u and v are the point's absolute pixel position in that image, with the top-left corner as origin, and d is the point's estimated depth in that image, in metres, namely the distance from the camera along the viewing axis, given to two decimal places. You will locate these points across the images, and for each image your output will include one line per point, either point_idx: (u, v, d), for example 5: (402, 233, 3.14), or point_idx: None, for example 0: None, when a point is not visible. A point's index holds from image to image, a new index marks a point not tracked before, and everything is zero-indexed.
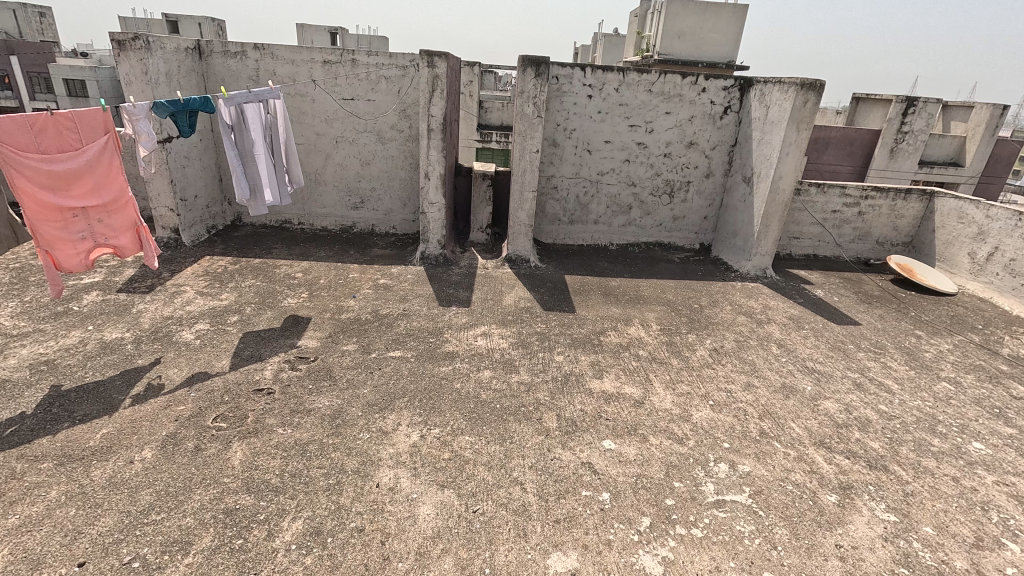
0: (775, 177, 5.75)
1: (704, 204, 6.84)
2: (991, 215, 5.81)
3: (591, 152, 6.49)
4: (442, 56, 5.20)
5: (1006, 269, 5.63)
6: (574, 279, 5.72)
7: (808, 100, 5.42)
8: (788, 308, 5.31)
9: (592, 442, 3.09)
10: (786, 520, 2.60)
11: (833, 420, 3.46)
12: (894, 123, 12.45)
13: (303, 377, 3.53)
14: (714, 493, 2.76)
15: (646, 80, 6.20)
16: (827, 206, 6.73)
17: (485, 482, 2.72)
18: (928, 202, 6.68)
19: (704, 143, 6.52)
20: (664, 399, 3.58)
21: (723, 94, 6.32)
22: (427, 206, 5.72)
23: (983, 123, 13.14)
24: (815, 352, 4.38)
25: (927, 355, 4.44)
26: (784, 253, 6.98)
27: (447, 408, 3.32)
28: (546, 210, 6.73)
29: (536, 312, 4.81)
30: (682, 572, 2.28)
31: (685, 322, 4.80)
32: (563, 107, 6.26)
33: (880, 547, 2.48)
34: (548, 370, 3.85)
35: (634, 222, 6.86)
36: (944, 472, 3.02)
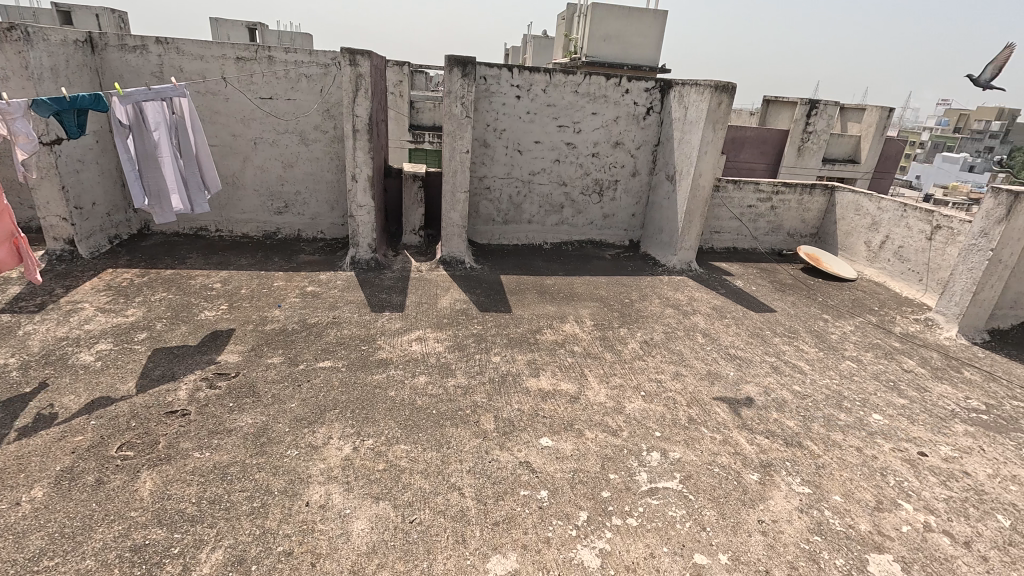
0: (696, 175, 6.05)
1: (632, 201, 7.09)
2: (882, 207, 6.42)
3: (522, 152, 6.53)
4: (365, 54, 5.04)
5: (896, 255, 6.25)
6: (509, 279, 5.74)
7: (722, 102, 5.76)
8: (711, 298, 5.60)
9: (530, 441, 3.11)
10: (714, 502, 2.73)
11: (754, 403, 3.69)
12: (801, 123, 13.49)
13: (222, 395, 3.29)
14: (648, 481, 2.85)
15: (572, 81, 6.33)
16: (743, 202, 7.18)
17: (422, 490, 2.66)
18: (830, 196, 7.29)
19: (630, 142, 6.75)
20: (599, 393, 3.67)
21: (646, 96, 6.57)
22: (355, 209, 5.53)
23: (874, 124, 14.52)
24: (737, 339, 4.65)
25: (833, 337, 4.84)
26: (707, 247, 7.37)
27: (382, 417, 3.22)
28: (480, 210, 6.71)
29: (471, 314, 4.78)
30: (619, 562, 2.34)
31: (617, 317, 4.94)
32: (492, 107, 6.26)
33: (797, 518, 2.66)
34: (484, 371, 3.83)
35: (567, 221, 6.99)
36: (850, 443, 3.29)
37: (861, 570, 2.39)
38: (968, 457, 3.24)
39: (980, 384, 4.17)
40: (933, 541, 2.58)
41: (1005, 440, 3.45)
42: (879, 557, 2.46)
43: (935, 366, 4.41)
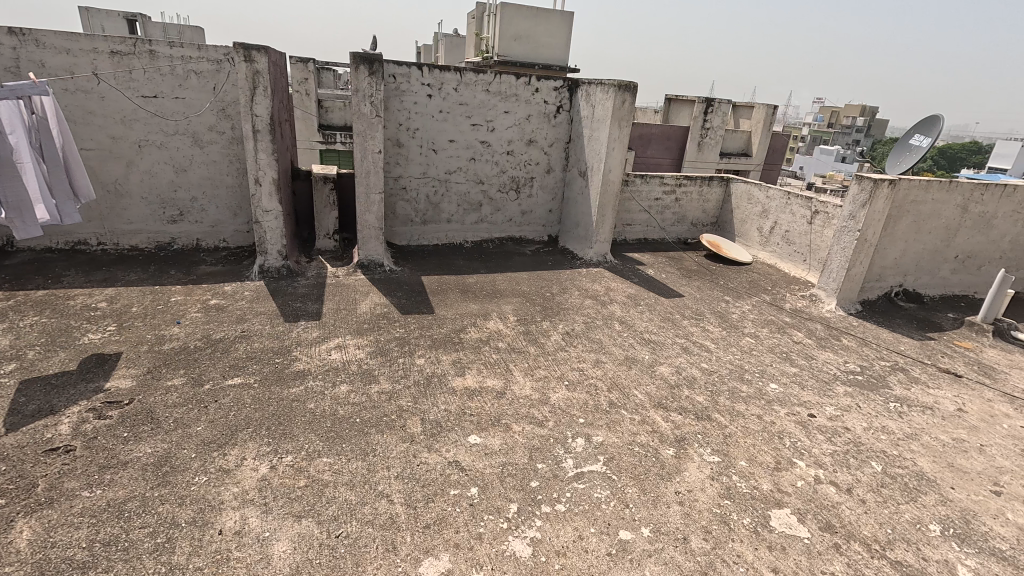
0: (606, 171, 6.32)
1: (548, 197, 7.27)
2: (770, 196, 7.08)
3: (436, 151, 6.47)
4: (261, 50, 4.74)
5: (783, 239, 6.91)
6: (431, 279, 5.68)
7: (626, 100, 6.06)
8: (626, 288, 5.89)
9: (458, 439, 3.11)
10: (635, 479, 2.88)
11: (667, 382, 3.93)
12: (699, 121, 14.52)
13: (114, 425, 2.97)
14: (574, 467, 2.95)
15: (482, 80, 6.36)
16: (650, 195, 7.61)
17: (347, 503, 2.57)
18: (726, 187, 7.91)
19: (542, 140, 6.92)
20: (524, 386, 3.74)
21: (555, 95, 6.77)
22: (261, 215, 5.21)
23: (762, 120, 15.90)
24: (650, 325, 4.93)
25: (734, 316, 5.27)
26: (620, 239, 7.73)
27: (301, 431, 3.07)
28: (397, 212, 6.56)
29: (393, 317, 4.68)
30: (550, 548, 2.41)
31: (539, 311, 5.05)
32: (403, 106, 6.13)
33: (709, 485, 2.88)
34: (409, 374, 3.77)
35: (486, 219, 7.03)
36: (752, 412, 3.61)
37: (765, 525, 2.63)
38: (847, 415, 3.67)
39: (855, 349, 4.74)
40: (822, 491, 2.90)
41: (876, 396, 3.95)
42: (779, 511, 2.73)
43: (819, 336, 4.95)
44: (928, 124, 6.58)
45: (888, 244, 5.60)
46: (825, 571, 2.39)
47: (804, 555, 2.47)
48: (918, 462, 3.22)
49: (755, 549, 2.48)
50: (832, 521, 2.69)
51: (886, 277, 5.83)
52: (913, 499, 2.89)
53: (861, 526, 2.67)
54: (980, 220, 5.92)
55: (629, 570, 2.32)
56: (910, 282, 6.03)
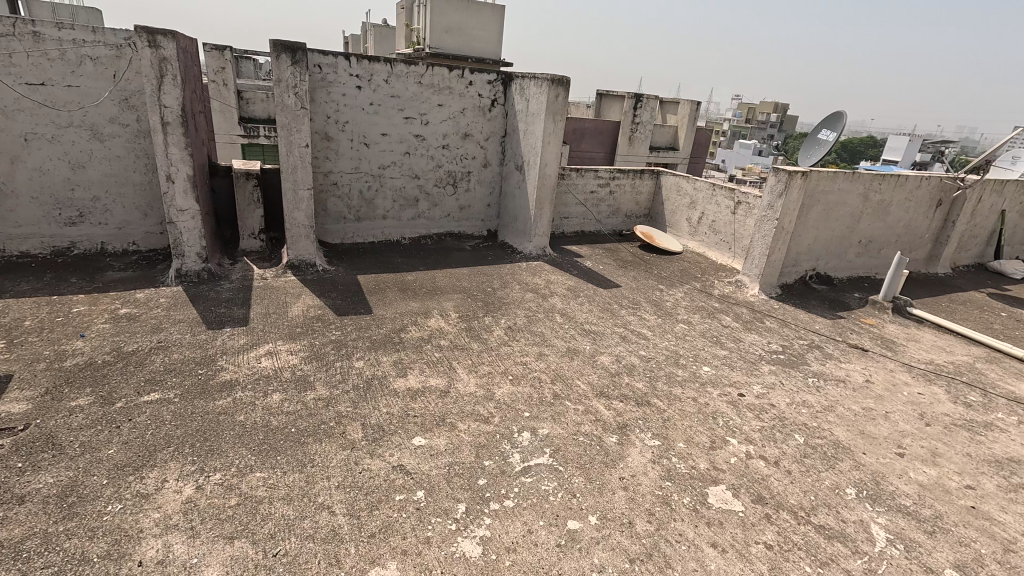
0: (542, 164, 6.39)
1: (486, 191, 7.24)
2: (697, 188, 7.43)
3: (369, 145, 6.24)
4: (168, 35, 4.35)
5: (710, 228, 7.27)
6: (367, 278, 5.48)
7: (559, 94, 6.16)
8: (566, 280, 5.98)
9: (401, 442, 3.02)
10: (581, 469, 2.93)
11: (608, 370, 4.04)
12: (629, 116, 15.07)
13: (5, 455, 2.63)
14: (521, 461, 2.96)
15: (414, 72, 6.20)
16: (586, 188, 7.76)
17: (285, 518, 2.43)
18: (657, 179, 8.22)
19: (478, 134, 6.86)
20: (468, 384, 3.70)
21: (489, 88, 6.73)
22: (175, 214, 4.80)
23: (687, 115, 16.63)
24: (590, 315, 5.03)
25: (668, 304, 5.48)
26: (558, 232, 7.82)
27: (230, 446, 2.86)
28: (328, 209, 6.25)
29: (328, 319, 4.47)
30: (500, 545, 2.39)
31: (481, 306, 5.02)
32: (331, 98, 5.85)
33: (650, 468, 2.98)
34: (347, 379, 3.62)
35: (423, 214, 6.89)
36: (687, 395, 3.77)
37: (703, 503, 2.75)
38: (772, 392, 3.93)
39: (776, 330, 5.07)
40: (753, 466, 3.07)
41: (796, 372, 4.26)
42: (715, 488, 2.87)
43: (745, 320, 5.26)
44: (833, 120, 7.14)
45: (802, 231, 6.04)
46: (758, 541, 2.54)
47: (740, 527, 2.61)
48: (835, 432, 3.49)
49: (696, 526, 2.59)
50: (763, 494, 2.86)
51: (800, 262, 6.29)
52: (832, 467, 3.14)
53: (787, 496, 2.86)
54: (879, 208, 6.51)
55: (579, 559, 2.35)
56: (822, 266, 6.54)
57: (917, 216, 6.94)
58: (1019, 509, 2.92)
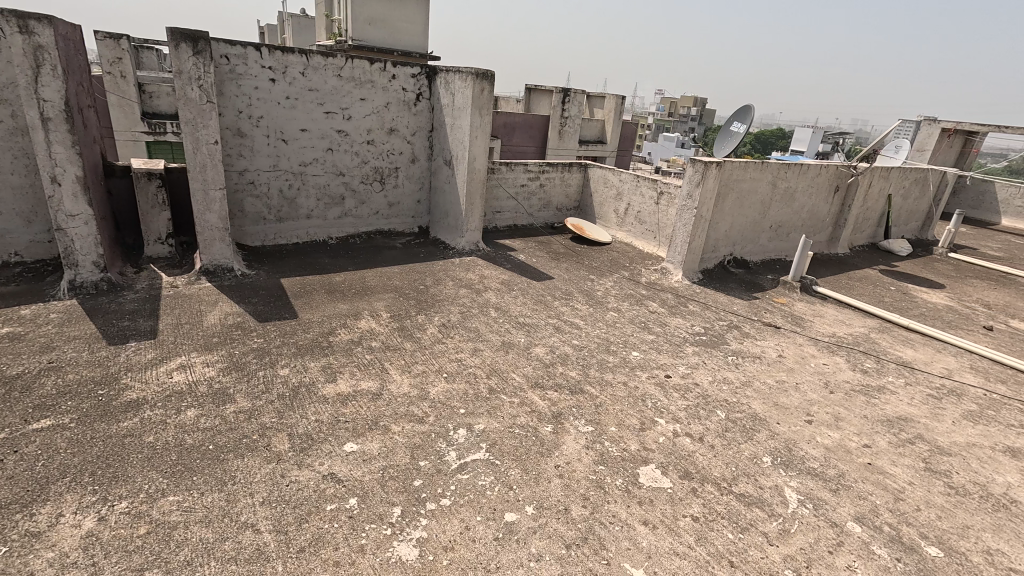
0: (471, 159, 6.36)
1: (415, 188, 7.11)
2: (623, 180, 7.68)
3: (287, 141, 5.92)
4: (43, 20, 3.90)
5: (636, 218, 7.54)
6: (292, 281, 5.22)
7: (484, 89, 6.14)
8: (499, 274, 5.99)
9: (331, 450, 2.91)
10: (517, 461, 2.95)
11: (543, 361, 4.09)
12: (558, 110, 15.30)
13: None
14: (457, 459, 2.94)
15: (333, 65, 5.95)
16: (516, 182, 7.80)
17: (203, 542, 2.27)
18: (585, 172, 8.42)
19: (404, 128, 6.71)
20: (402, 385, 3.61)
21: (413, 82, 6.59)
22: (64, 220, 4.34)
23: (614, 110, 17.05)
24: (524, 308, 5.08)
25: (599, 294, 5.63)
26: (491, 227, 7.82)
27: (138, 471, 2.63)
28: (245, 209, 5.88)
29: (249, 327, 4.21)
30: (437, 545, 2.36)
31: (413, 305, 4.92)
32: (242, 92, 5.49)
33: (584, 454, 3.06)
34: (271, 389, 3.42)
35: (350, 212, 6.66)
36: (618, 380, 3.91)
37: (635, 483, 2.86)
38: (696, 371, 4.15)
39: (699, 313, 5.35)
40: (680, 444, 3.23)
41: (718, 352, 4.52)
42: (646, 468, 2.99)
43: (670, 305, 5.51)
44: (742, 113, 7.61)
45: (719, 219, 6.40)
46: (686, 514, 2.67)
47: (668, 503, 2.73)
48: (752, 405, 3.74)
49: (628, 507, 2.68)
50: (689, 469, 3.01)
51: (719, 248, 6.67)
52: (750, 438, 3.35)
53: (711, 469, 3.03)
54: (786, 194, 7.03)
55: (516, 550, 2.37)
56: (738, 251, 6.97)
57: (818, 202, 7.56)
58: (907, 462, 3.27)
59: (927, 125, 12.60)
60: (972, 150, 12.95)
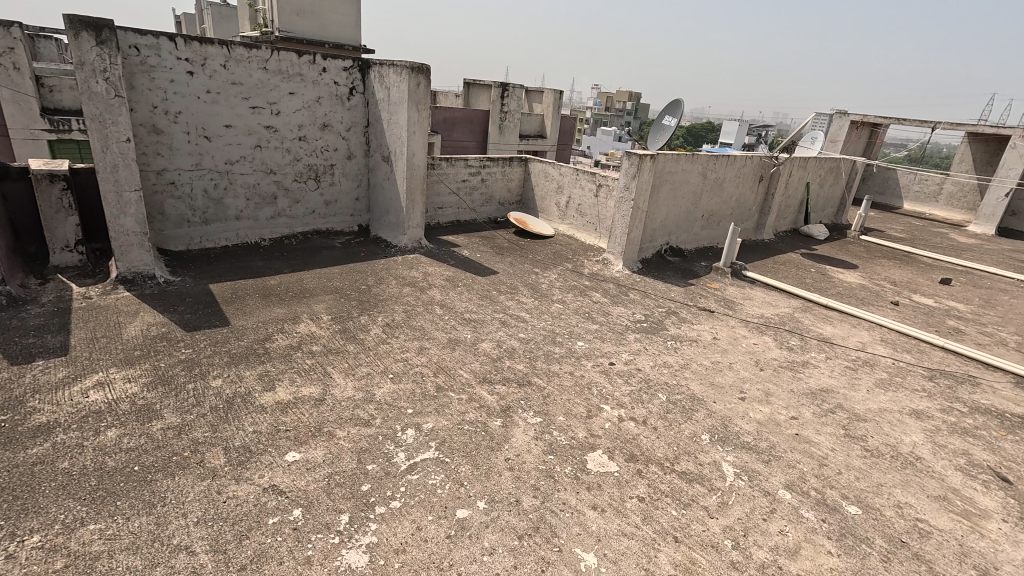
0: (410, 155, 6.24)
1: (353, 185, 6.90)
2: (563, 173, 7.79)
3: (210, 138, 5.57)
4: None
5: (577, 211, 7.68)
6: (222, 287, 4.93)
7: (420, 83, 6.03)
8: (443, 271, 5.93)
9: (271, 461, 2.78)
10: (467, 457, 2.95)
11: (490, 356, 4.10)
12: (497, 105, 15.24)
13: None
14: (406, 460, 2.89)
15: (257, 57, 5.64)
16: (457, 177, 7.73)
17: (132, 570, 2.11)
18: (526, 166, 8.47)
19: (338, 124, 6.48)
20: (346, 388, 3.51)
21: (345, 76, 6.37)
22: None
23: (550, 104, 17.35)
24: (470, 304, 5.06)
25: (543, 286, 5.70)
26: (433, 223, 7.72)
27: (51, 501, 2.40)
28: (166, 211, 5.48)
29: (175, 337, 3.94)
30: (388, 548, 2.32)
31: (355, 306, 4.79)
32: (155, 85, 5.11)
33: (534, 446, 3.09)
34: (203, 401, 3.23)
35: (284, 212, 6.37)
36: (564, 370, 3.98)
37: (583, 469, 2.93)
38: (639, 357, 4.29)
39: (639, 301, 5.54)
40: (625, 428, 3.33)
41: (658, 338, 4.69)
42: (593, 454, 3.06)
43: (612, 294, 5.66)
44: (673, 107, 7.91)
45: (655, 209, 6.65)
46: (632, 496, 2.77)
47: (616, 486, 2.82)
48: (691, 386, 3.92)
49: (577, 493, 2.75)
50: (634, 452, 3.12)
51: (656, 237, 6.93)
52: (689, 417, 3.52)
53: (654, 450, 3.15)
54: (716, 184, 7.38)
55: (469, 546, 2.36)
56: (674, 240, 7.27)
57: (745, 191, 7.99)
58: (829, 430, 3.54)
59: (839, 118, 13.62)
60: (877, 141, 14.16)
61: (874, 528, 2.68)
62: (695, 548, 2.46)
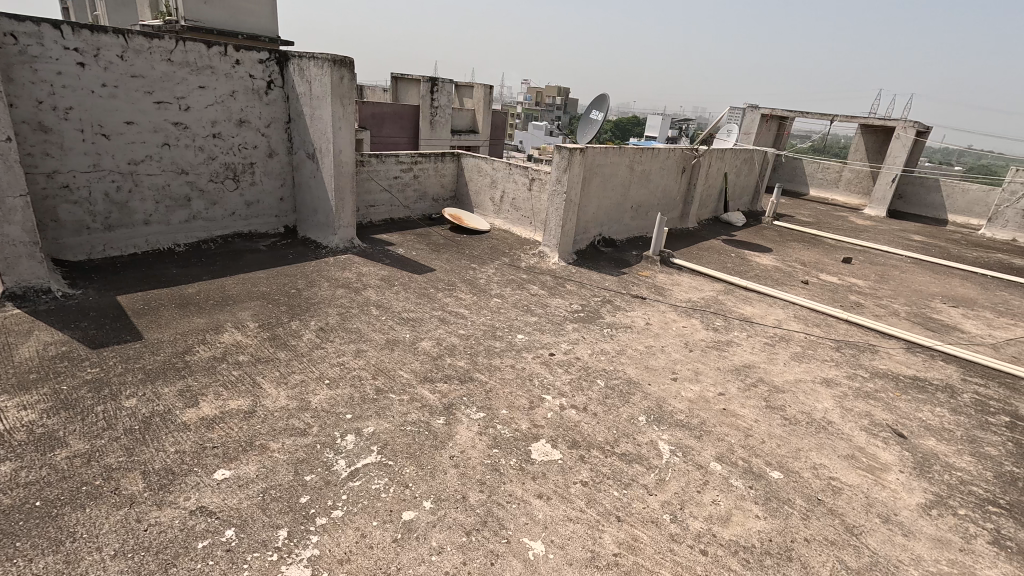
0: (336, 152, 6.01)
1: (276, 184, 6.56)
2: (496, 168, 7.81)
3: (110, 137, 5.09)
4: None
5: (511, 205, 7.73)
6: (131, 298, 4.53)
7: (344, 77, 5.81)
8: (378, 270, 5.78)
9: (198, 482, 2.60)
10: (411, 458, 2.90)
11: (430, 355, 4.05)
12: (427, 100, 15.05)
13: None
14: (347, 466, 2.80)
15: (160, 48, 5.21)
16: (388, 174, 7.54)
17: None
18: (459, 162, 8.41)
19: (256, 120, 6.13)
20: (278, 398, 3.33)
21: (261, 69, 6.02)
22: None
23: (481, 99, 17.29)
24: (407, 303, 4.96)
25: (482, 282, 5.70)
26: (365, 222, 7.49)
27: None
28: (61, 217, 4.95)
29: (78, 356, 3.58)
30: (332, 559, 2.24)
31: (284, 311, 4.57)
32: (40, 78, 4.58)
33: (478, 441, 3.09)
34: (116, 424, 2.96)
35: (200, 215, 5.95)
36: (505, 363, 4.02)
37: (528, 460, 2.97)
38: (577, 346, 4.39)
39: (575, 292, 5.68)
40: (567, 416, 3.41)
41: (595, 326, 4.83)
42: (537, 444, 3.11)
43: (549, 286, 5.77)
44: (600, 102, 8.13)
45: (586, 202, 6.82)
46: (576, 481, 2.84)
47: (560, 473, 2.89)
48: (627, 371, 4.08)
49: (523, 484, 2.78)
50: (576, 438, 3.20)
51: (589, 228, 7.11)
52: (627, 401, 3.66)
53: (595, 435, 3.24)
54: (642, 176, 7.68)
55: (417, 548, 2.33)
56: (606, 231, 7.50)
57: (669, 182, 8.38)
58: (752, 402, 3.81)
59: (751, 112, 14.57)
60: (785, 133, 15.30)
61: (794, 490, 2.92)
62: (637, 526, 2.57)
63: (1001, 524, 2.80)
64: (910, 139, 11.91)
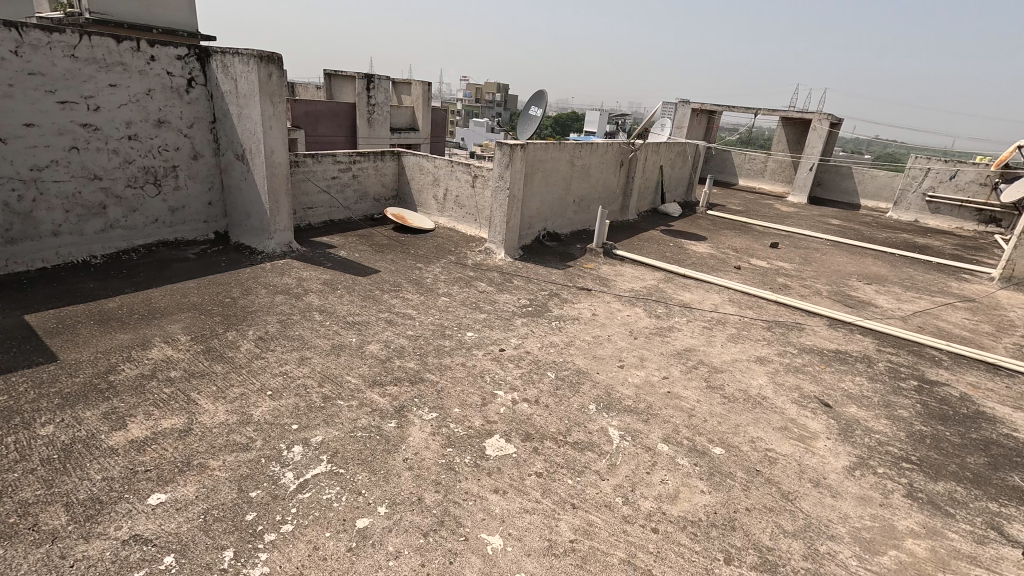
0: (268, 152, 5.74)
1: (203, 188, 6.19)
2: (438, 166, 7.73)
3: (7, 141, 4.62)
4: None
5: (455, 203, 7.68)
6: (42, 317, 4.14)
7: (272, 74, 5.56)
8: (319, 274, 5.59)
9: (129, 509, 2.42)
10: (363, 464, 2.84)
11: (379, 358, 3.97)
12: (363, 97, 14.67)
13: None
14: (295, 478, 2.70)
15: (62, 43, 4.78)
16: (325, 174, 7.29)
17: None
18: (399, 160, 8.26)
19: (177, 120, 5.76)
20: (216, 414, 3.16)
21: (180, 65, 5.66)
22: None
23: (419, 96, 17.06)
24: (352, 307, 4.83)
25: (428, 281, 5.63)
26: (303, 224, 7.21)
27: None
28: None
29: None
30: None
31: (219, 321, 4.33)
32: None
33: (431, 441, 3.07)
34: (31, 455, 2.70)
35: (118, 224, 5.52)
36: (456, 361, 4.00)
37: (482, 456, 2.98)
38: (526, 341, 4.44)
39: (523, 286, 5.73)
40: (519, 410, 3.45)
41: (543, 320, 4.90)
42: (491, 440, 3.13)
43: (497, 282, 5.79)
44: (538, 98, 8.21)
45: (530, 197, 6.89)
46: (531, 473, 2.88)
47: (515, 466, 2.92)
48: (576, 361, 4.17)
49: (479, 480, 2.78)
50: (530, 431, 3.24)
51: (533, 224, 7.19)
52: (577, 391, 3.74)
53: (547, 426, 3.30)
54: (583, 171, 7.85)
55: (373, 555, 2.28)
56: (550, 225, 7.61)
57: (609, 176, 8.61)
58: (695, 384, 3.99)
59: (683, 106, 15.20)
60: (714, 126, 16.11)
61: (735, 463, 3.09)
62: (592, 511, 2.64)
63: (913, 479, 3.10)
64: (825, 131, 12.89)
